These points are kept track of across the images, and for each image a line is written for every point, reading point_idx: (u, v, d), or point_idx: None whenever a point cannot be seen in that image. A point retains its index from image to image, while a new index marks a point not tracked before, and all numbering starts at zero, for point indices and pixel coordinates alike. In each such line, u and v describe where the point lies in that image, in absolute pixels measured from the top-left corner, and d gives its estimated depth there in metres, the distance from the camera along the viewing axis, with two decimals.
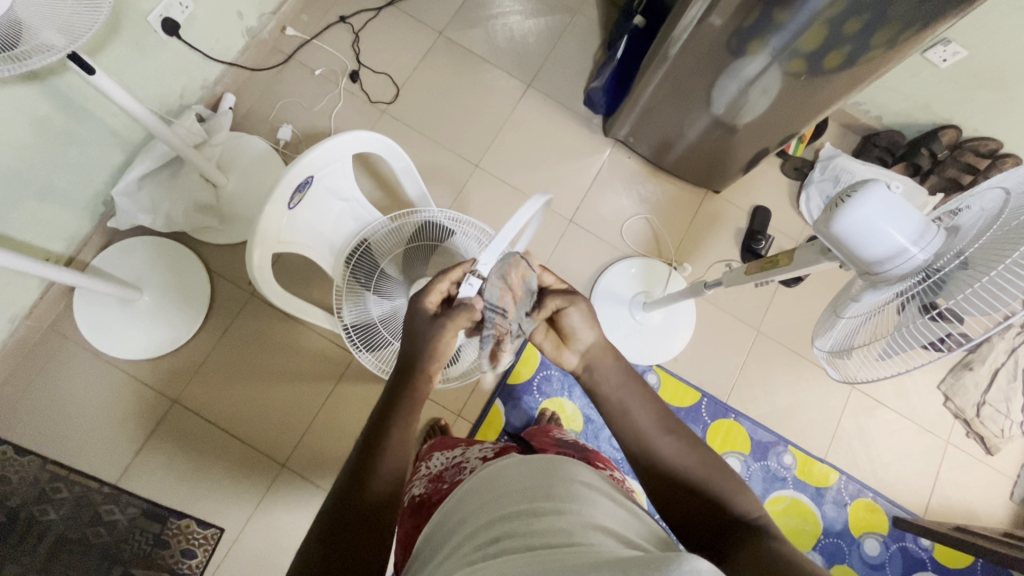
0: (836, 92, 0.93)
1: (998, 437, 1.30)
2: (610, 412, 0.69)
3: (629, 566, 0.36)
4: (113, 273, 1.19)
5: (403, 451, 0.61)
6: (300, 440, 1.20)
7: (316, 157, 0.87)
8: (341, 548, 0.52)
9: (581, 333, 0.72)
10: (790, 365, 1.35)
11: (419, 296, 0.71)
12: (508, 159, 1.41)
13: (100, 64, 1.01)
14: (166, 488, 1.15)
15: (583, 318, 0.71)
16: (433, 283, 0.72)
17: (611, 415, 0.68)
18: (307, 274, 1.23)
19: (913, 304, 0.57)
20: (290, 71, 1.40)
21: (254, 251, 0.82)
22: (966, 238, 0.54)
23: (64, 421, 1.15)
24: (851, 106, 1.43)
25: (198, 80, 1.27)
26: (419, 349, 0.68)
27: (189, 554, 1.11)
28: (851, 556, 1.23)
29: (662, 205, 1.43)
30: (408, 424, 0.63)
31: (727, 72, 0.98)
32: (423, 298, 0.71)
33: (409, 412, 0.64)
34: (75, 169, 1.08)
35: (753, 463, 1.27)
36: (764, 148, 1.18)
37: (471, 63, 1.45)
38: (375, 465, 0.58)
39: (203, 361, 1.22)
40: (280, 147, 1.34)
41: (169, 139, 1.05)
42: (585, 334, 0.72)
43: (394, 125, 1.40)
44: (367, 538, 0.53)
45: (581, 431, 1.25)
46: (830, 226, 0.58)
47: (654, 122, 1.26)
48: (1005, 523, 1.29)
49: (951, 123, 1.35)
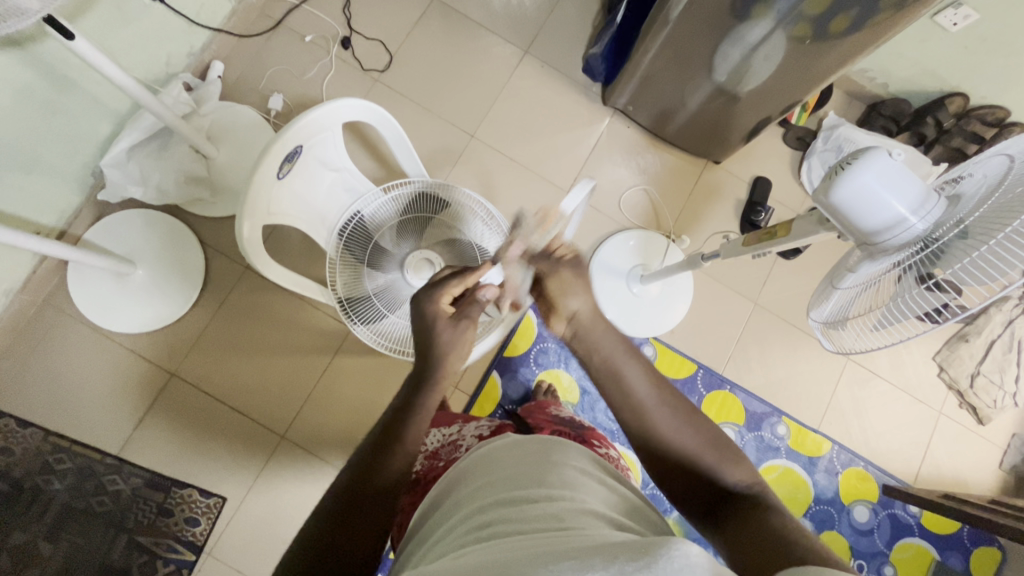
0: (841, 57, 0.91)
1: (989, 408, 1.31)
2: (601, 377, 0.67)
3: (618, 552, 0.36)
4: (106, 246, 1.19)
5: (414, 446, 0.60)
6: (299, 412, 1.22)
7: (306, 125, 0.85)
8: (346, 531, 0.53)
9: (572, 297, 0.71)
10: (787, 337, 1.35)
11: (430, 297, 0.71)
12: (504, 129, 1.38)
13: (82, 31, 0.98)
14: (167, 459, 1.17)
15: (570, 283, 0.72)
16: (444, 284, 0.72)
17: (604, 381, 0.66)
18: (301, 247, 1.22)
19: (911, 273, 0.56)
20: (279, 38, 1.35)
21: (243, 223, 0.81)
22: (967, 207, 0.53)
23: (65, 394, 1.16)
24: (856, 72, 1.39)
25: (184, 47, 1.23)
26: (433, 346, 0.67)
27: (192, 522, 1.13)
28: (841, 522, 1.26)
29: (661, 177, 1.40)
30: (424, 417, 0.62)
31: (730, 37, 0.95)
32: (433, 305, 0.71)
33: (425, 405, 0.63)
34: (62, 140, 1.06)
35: (748, 433, 1.29)
36: (766, 116, 1.15)
37: (467, 28, 1.41)
38: (389, 457, 0.58)
39: (200, 335, 1.22)
40: (271, 117, 1.31)
41: (157, 111, 1.02)
42: (575, 298, 0.71)
43: (388, 95, 1.36)
44: (369, 528, 0.54)
45: (576, 403, 1.27)
46: (829, 196, 0.57)
47: (654, 90, 1.23)
48: (993, 490, 1.32)
49: (958, 90, 1.32)
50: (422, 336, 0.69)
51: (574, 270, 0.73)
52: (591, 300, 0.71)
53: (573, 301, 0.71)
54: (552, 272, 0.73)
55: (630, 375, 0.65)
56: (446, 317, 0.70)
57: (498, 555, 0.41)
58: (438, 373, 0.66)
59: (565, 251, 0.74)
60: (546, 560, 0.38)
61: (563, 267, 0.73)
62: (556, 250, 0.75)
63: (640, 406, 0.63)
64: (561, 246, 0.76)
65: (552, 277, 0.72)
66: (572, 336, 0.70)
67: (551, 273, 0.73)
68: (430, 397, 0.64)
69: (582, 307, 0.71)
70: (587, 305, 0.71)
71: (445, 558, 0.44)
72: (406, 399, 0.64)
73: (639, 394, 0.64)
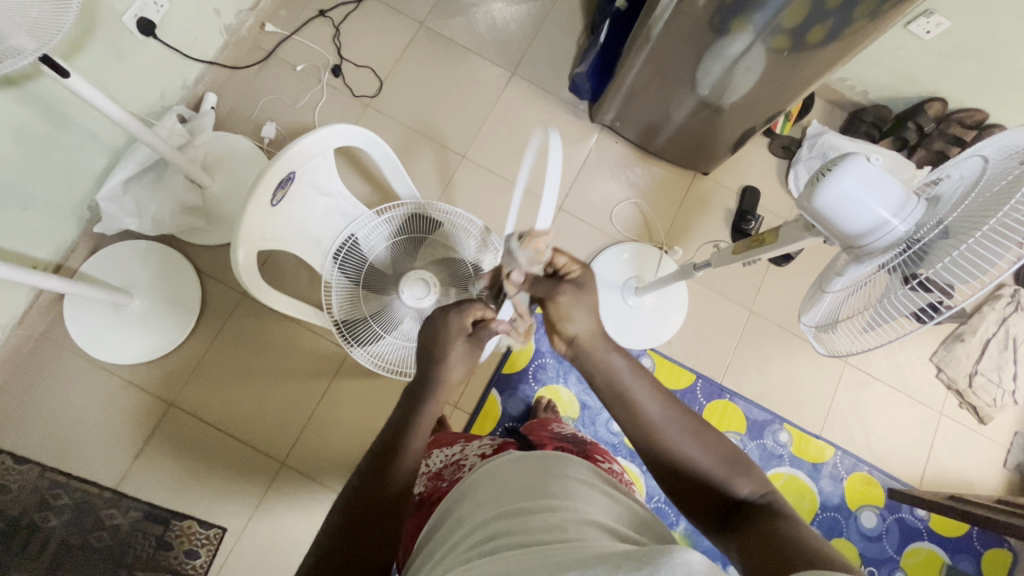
0: (818, 68, 0.93)
1: (990, 406, 1.32)
2: (609, 397, 0.67)
3: (621, 561, 0.36)
4: (103, 278, 1.19)
5: (421, 451, 0.61)
6: (299, 437, 1.21)
7: (299, 152, 0.87)
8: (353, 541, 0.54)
9: (574, 322, 0.70)
10: (783, 343, 1.36)
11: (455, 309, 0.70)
12: (495, 148, 1.40)
13: (76, 68, 1.00)
14: (167, 492, 1.15)
15: (569, 306, 0.70)
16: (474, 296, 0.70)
17: (610, 401, 0.67)
18: (297, 271, 1.23)
19: (896, 275, 0.57)
20: (271, 68, 1.38)
21: (239, 250, 0.81)
22: (947, 207, 0.54)
23: (63, 429, 1.15)
24: (836, 81, 1.42)
25: (178, 80, 1.26)
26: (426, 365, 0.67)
27: (192, 554, 1.11)
28: (849, 529, 1.25)
29: (652, 189, 1.42)
30: (427, 420, 0.63)
31: (711, 52, 0.97)
32: (458, 318, 0.69)
33: (427, 415, 0.63)
34: (59, 175, 1.07)
35: (750, 442, 1.28)
36: (751, 126, 1.17)
37: (455, 52, 1.44)
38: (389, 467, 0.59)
39: (198, 362, 1.22)
40: (265, 145, 1.33)
41: (152, 143, 1.03)
42: (577, 319, 0.70)
43: (379, 119, 1.39)
44: (382, 538, 0.55)
45: (577, 418, 1.26)
46: (813, 202, 0.58)
47: (640, 106, 1.26)
48: (999, 490, 1.31)
49: (936, 95, 1.35)
50: (426, 347, 0.70)
51: (575, 289, 0.71)
52: (591, 323, 0.70)
53: (573, 326, 0.70)
54: (555, 293, 0.71)
55: (638, 395, 0.65)
56: (464, 333, 0.69)
57: (501, 570, 0.41)
58: (439, 376, 0.66)
59: (572, 267, 0.73)
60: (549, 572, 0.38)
61: (564, 287, 0.71)
62: (561, 268, 0.72)
63: (648, 423, 0.63)
64: (563, 258, 0.72)
65: (552, 300, 0.71)
66: (574, 359, 0.71)
67: (550, 297, 0.71)
68: (432, 405, 0.64)
69: (583, 329, 0.70)
70: (587, 329, 0.70)
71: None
72: (410, 406, 0.64)
73: (652, 410, 0.64)
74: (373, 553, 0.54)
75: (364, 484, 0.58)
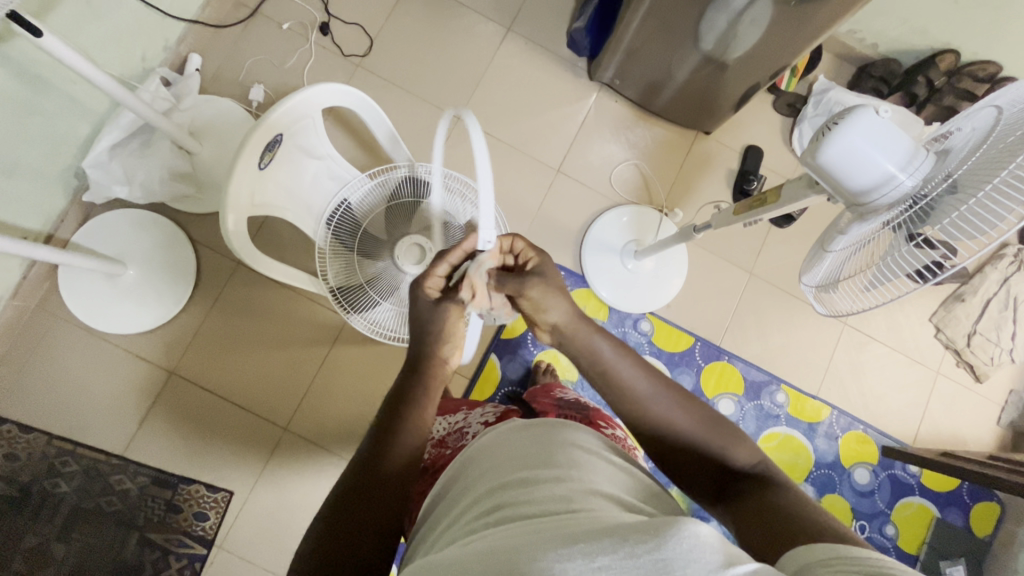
0: (828, 19, 0.89)
1: (986, 365, 1.33)
2: (594, 377, 0.65)
3: (629, 533, 0.36)
4: (96, 248, 1.18)
5: (421, 424, 0.61)
6: (300, 403, 1.22)
7: (284, 114, 0.84)
8: (355, 510, 0.53)
9: (549, 311, 0.66)
10: (782, 305, 1.35)
11: (418, 282, 0.70)
12: (490, 109, 1.36)
13: (51, 27, 0.95)
14: (173, 458, 1.17)
15: (541, 298, 0.66)
16: (431, 268, 0.70)
17: (594, 379, 0.65)
18: (291, 239, 1.21)
19: (901, 232, 0.56)
20: (255, 27, 1.32)
21: (227, 216, 0.80)
22: (956, 159, 0.52)
23: (64, 398, 1.16)
24: (846, 33, 1.36)
25: (159, 40, 1.21)
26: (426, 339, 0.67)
27: (201, 516, 1.15)
28: (842, 485, 1.28)
29: (652, 150, 1.39)
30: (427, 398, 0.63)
31: (716, 4, 0.92)
32: (421, 292, 0.70)
33: (421, 398, 0.62)
34: (42, 143, 1.04)
35: (747, 403, 1.29)
36: (755, 82, 1.13)
37: (448, 7, 1.38)
38: (392, 440, 0.58)
39: (195, 332, 1.22)
40: (253, 109, 1.29)
41: (137, 108, 1.00)
42: (553, 310, 0.66)
43: (371, 80, 1.34)
44: (384, 513, 0.54)
45: (576, 381, 1.27)
46: (818, 157, 0.56)
47: (641, 63, 1.21)
48: (991, 446, 1.33)
49: (950, 46, 1.30)
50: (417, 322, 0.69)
51: (541, 280, 0.66)
52: (570, 308, 0.66)
53: (550, 316, 0.66)
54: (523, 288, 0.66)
55: (622, 372, 0.63)
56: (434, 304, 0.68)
57: (504, 540, 0.40)
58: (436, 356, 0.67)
59: (528, 255, 0.69)
60: (554, 543, 0.37)
61: (530, 280, 0.66)
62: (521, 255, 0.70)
63: (635, 399, 0.62)
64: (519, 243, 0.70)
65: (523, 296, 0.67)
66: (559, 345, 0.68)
67: (521, 294, 0.66)
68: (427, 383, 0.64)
69: (560, 318, 0.66)
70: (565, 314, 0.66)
71: (456, 545, 0.44)
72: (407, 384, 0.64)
73: (636, 388, 0.62)
74: (371, 525, 0.53)
75: (369, 460, 0.57)
